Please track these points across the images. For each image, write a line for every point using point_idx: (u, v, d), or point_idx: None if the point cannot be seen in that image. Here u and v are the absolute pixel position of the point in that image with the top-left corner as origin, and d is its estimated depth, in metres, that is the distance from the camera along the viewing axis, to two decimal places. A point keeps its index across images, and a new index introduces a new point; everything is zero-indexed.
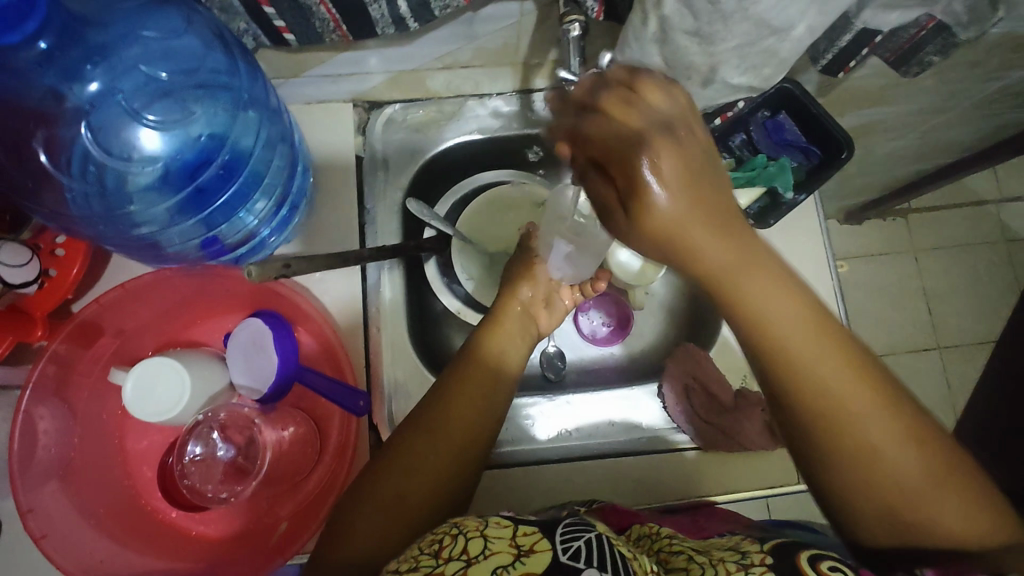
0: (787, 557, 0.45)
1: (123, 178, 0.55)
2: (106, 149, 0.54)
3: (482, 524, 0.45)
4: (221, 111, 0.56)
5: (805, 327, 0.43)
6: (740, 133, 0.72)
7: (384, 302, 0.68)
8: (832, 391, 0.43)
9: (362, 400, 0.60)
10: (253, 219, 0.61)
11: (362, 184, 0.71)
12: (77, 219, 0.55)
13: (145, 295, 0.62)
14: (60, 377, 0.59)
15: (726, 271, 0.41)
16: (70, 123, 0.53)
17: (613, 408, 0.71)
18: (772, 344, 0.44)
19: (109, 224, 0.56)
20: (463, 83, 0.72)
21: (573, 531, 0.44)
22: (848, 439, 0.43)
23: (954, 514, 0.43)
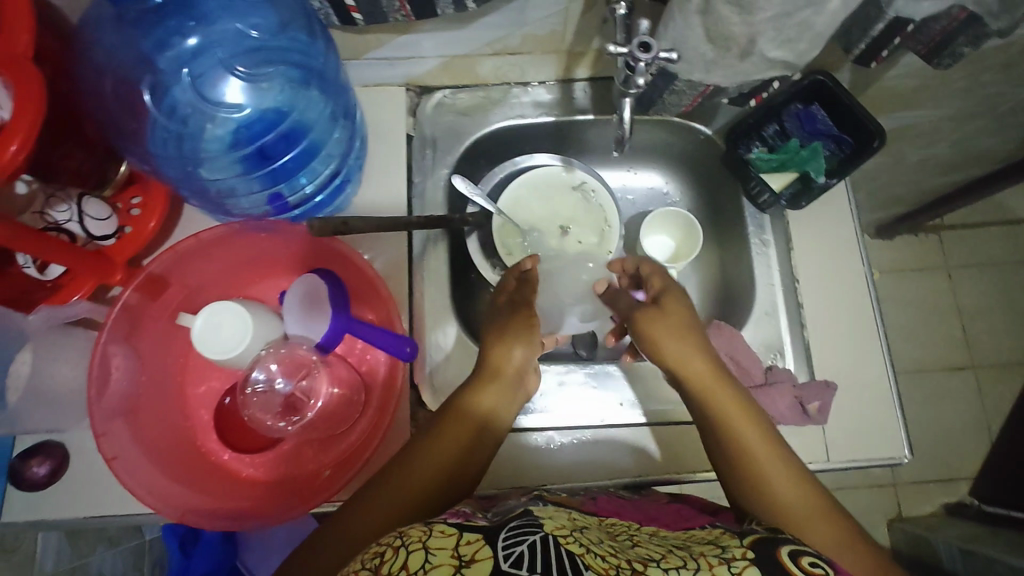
0: (767, 553, 0.49)
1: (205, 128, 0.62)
2: (197, 97, 0.62)
3: (425, 534, 0.48)
4: (296, 79, 0.63)
5: (749, 421, 0.59)
6: (773, 123, 0.75)
7: (429, 268, 0.73)
8: (764, 470, 0.57)
9: (408, 347, 0.61)
10: (309, 181, 0.68)
11: (411, 161, 0.76)
12: (162, 161, 0.62)
13: (214, 247, 0.67)
14: (132, 320, 0.64)
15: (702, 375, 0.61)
16: (170, 71, 0.61)
17: (613, 395, 0.72)
18: (719, 412, 0.60)
19: (186, 169, 0.63)
20: (509, 69, 0.77)
21: (516, 537, 0.47)
22: (770, 468, 0.57)
23: (822, 532, 0.54)
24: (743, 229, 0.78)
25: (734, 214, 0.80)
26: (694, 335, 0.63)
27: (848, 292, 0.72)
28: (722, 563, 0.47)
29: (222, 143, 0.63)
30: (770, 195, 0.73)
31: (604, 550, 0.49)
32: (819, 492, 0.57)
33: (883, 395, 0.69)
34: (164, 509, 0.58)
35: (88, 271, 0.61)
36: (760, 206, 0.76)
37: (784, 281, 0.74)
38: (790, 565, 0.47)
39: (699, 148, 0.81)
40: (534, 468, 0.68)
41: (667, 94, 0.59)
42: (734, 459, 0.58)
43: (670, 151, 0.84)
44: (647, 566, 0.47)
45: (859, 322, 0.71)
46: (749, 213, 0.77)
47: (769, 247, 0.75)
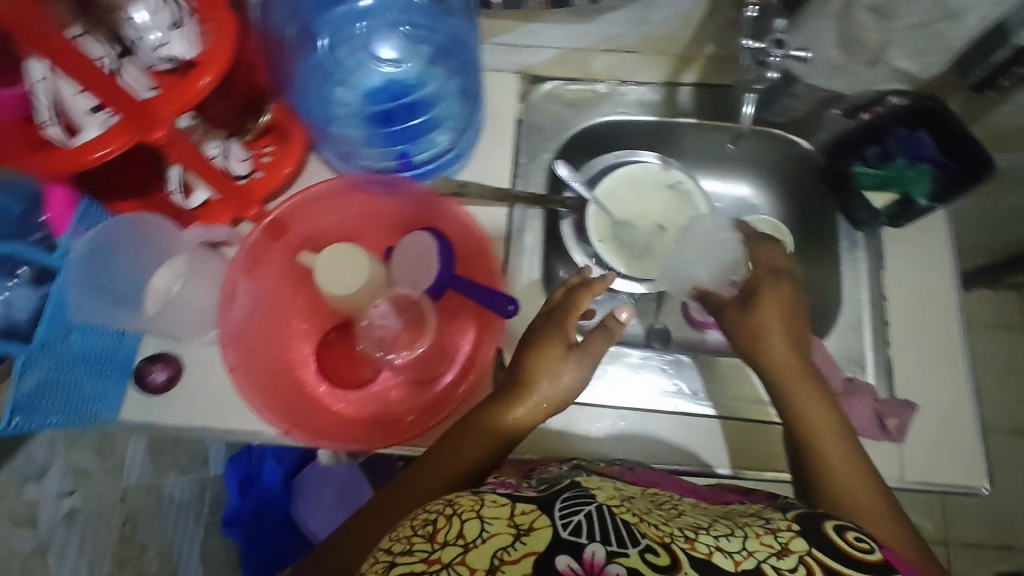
0: (813, 526, 0.47)
1: (353, 74, 0.70)
2: (356, 48, 0.70)
3: (478, 503, 0.45)
4: (446, 52, 0.71)
5: (827, 412, 0.59)
6: (876, 145, 0.75)
7: (525, 243, 0.77)
8: (830, 454, 0.57)
9: (510, 305, 0.65)
10: (429, 148, 0.75)
11: (519, 142, 0.80)
12: (309, 91, 0.68)
13: (337, 199, 0.74)
14: (259, 253, 0.71)
15: (782, 361, 0.61)
16: (342, 21, 0.69)
17: (664, 381, 0.74)
18: (791, 396, 0.60)
19: (325, 104, 0.69)
20: (621, 67, 0.81)
21: (571, 506, 0.45)
22: (827, 448, 0.57)
23: (891, 530, 0.52)
24: (835, 244, 0.79)
25: (827, 229, 0.81)
26: (796, 328, 0.64)
27: (939, 316, 0.72)
28: (769, 534, 0.46)
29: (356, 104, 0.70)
30: (869, 211, 0.74)
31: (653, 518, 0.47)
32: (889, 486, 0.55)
33: (965, 421, 0.68)
34: (274, 420, 0.64)
35: (231, 200, 0.67)
36: (855, 222, 0.77)
37: (872, 297, 0.74)
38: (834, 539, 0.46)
39: (795, 161, 0.83)
40: (598, 443, 0.69)
41: (786, 96, 0.62)
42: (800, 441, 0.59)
43: (765, 162, 0.86)
44: (697, 533, 0.46)
45: (947, 347, 0.71)
46: (842, 229, 0.79)
47: (859, 263, 0.76)
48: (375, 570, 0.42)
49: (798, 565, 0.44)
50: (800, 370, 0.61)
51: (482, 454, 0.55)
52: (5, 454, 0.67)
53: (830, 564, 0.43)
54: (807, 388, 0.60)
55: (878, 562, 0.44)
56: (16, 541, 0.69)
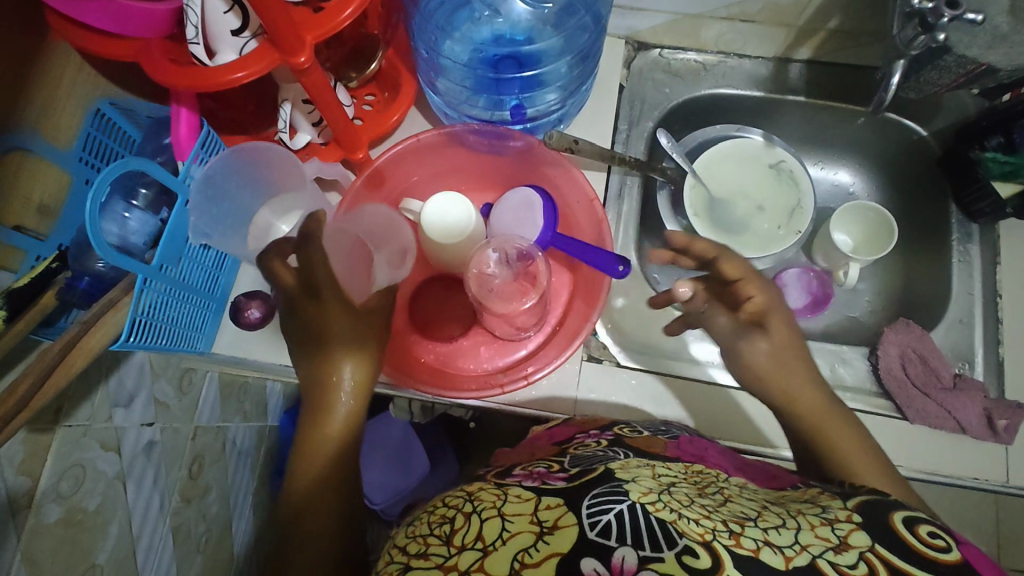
0: (877, 516, 0.42)
1: (480, 14, 0.70)
2: None
3: (500, 499, 0.44)
4: (578, 12, 0.70)
5: (849, 434, 0.53)
6: (997, 135, 0.69)
7: (624, 211, 0.75)
8: (843, 450, 0.52)
9: (622, 265, 0.62)
10: (536, 106, 0.72)
11: (621, 110, 0.79)
12: (429, 20, 0.70)
13: (442, 149, 0.73)
14: (362, 198, 0.70)
15: (781, 386, 0.57)
16: None
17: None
18: (786, 396, 0.57)
19: (438, 35, 0.69)
20: (733, 38, 0.78)
21: (605, 500, 0.41)
22: (838, 439, 0.53)
23: None
24: (947, 235, 0.76)
25: (936, 221, 0.77)
26: (806, 357, 0.59)
27: None
28: (826, 526, 0.41)
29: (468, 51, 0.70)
30: (992, 202, 0.70)
31: (695, 509, 0.42)
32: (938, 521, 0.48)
33: None
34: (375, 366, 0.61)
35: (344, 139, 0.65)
36: (971, 214, 0.74)
37: (984, 294, 0.71)
38: (904, 534, 0.40)
39: (906, 147, 0.80)
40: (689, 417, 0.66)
41: (928, 70, 0.59)
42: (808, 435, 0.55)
43: (871, 148, 0.83)
44: (745, 527, 0.41)
45: None
46: (956, 222, 0.75)
47: (971, 257, 0.73)
48: (392, 570, 0.43)
49: (859, 561, 0.38)
50: (811, 381, 0.57)
51: (314, 467, 0.54)
52: (102, 375, 0.68)
53: (896, 562, 0.37)
54: (817, 393, 0.56)
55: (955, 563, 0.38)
56: (104, 466, 0.69)
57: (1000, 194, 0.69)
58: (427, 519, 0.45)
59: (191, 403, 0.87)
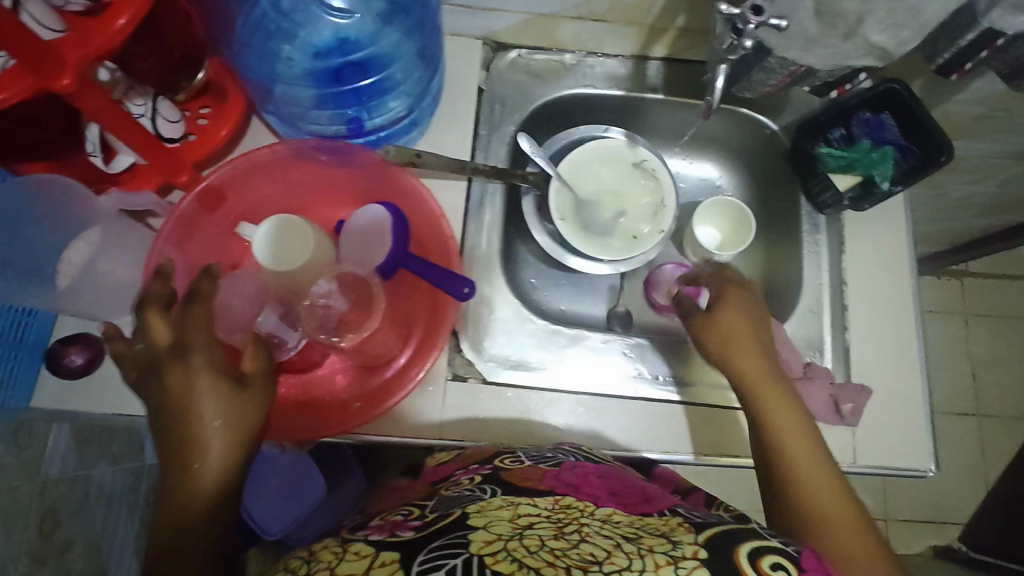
0: (723, 555, 0.44)
1: (302, 26, 0.64)
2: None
3: (337, 558, 0.44)
4: (402, 11, 0.66)
5: (801, 430, 0.58)
6: (839, 128, 0.76)
7: (484, 220, 0.73)
8: (794, 445, 0.57)
9: (467, 288, 0.60)
10: (382, 116, 0.69)
11: (479, 114, 0.76)
12: (243, 41, 0.63)
13: (278, 166, 0.67)
14: (189, 226, 0.64)
15: (747, 374, 0.61)
16: None
17: (626, 365, 0.72)
18: (753, 390, 0.60)
19: (261, 57, 0.63)
20: (588, 38, 0.78)
21: (439, 557, 0.41)
22: (794, 444, 0.57)
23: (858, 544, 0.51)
24: (797, 225, 0.78)
25: (788, 213, 0.80)
26: (761, 341, 0.64)
27: (894, 302, 0.72)
28: (670, 564, 0.42)
29: (302, 62, 0.64)
30: (833, 195, 0.73)
31: (539, 556, 0.41)
32: (856, 510, 0.54)
33: (918, 408, 0.69)
34: None
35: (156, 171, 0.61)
36: (818, 205, 0.76)
37: (830, 281, 0.74)
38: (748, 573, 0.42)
39: (762, 141, 0.81)
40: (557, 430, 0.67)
41: (756, 71, 0.59)
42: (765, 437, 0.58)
43: (730, 143, 0.84)
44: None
45: (902, 334, 0.71)
46: (804, 211, 0.78)
47: (820, 248, 0.76)
48: None
49: None
50: (768, 374, 0.61)
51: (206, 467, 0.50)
52: None
53: None
54: (778, 394, 0.60)
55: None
56: None
57: (835, 186, 0.72)
58: None
59: (32, 456, 0.78)
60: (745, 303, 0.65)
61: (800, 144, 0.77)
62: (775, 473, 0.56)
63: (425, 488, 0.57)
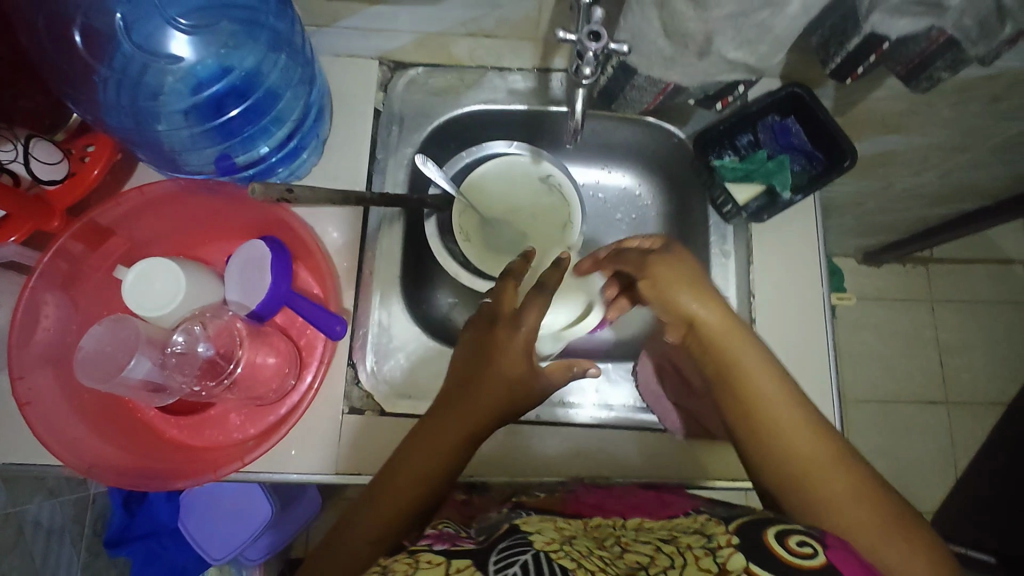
0: (753, 534, 0.45)
1: (150, 76, 0.59)
2: (140, 45, 0.58)
3: (411, 567, 0.41)
4: (243, 36, 0.59)
5: (780, 394, 0.54)
6: (747, 133, 0.73)
7: (380, 247, 0.71)
8: (774, 413, 0.53)
9: (339, 325, 0.61)
10: (267, 144, 0.64)
11: (376, 136, 0.74)
12: (104, 106, 0.58)
13: (158, 204, 0.65)
14: (68, 272, 0.63)
15: (718, 333, 0.56)
16: (105, 14, 0.57)
17: None
18: (769, 419, 0.53)
19: (132, 118, 0.58)
20: (486, 53, 0.76)
21: (508, 556, 0.42)
22: (794, 460, 0.52)
23: (869, 514, 0.50)
24: (706, 236, 0.77)
25: (699, 224, 0.79)
26: (703, 286, 0.58)
27: (805, 313, 0.71)
28: (708, 555, 0.43)
29: (173, 115, 0.59)
30: (733, 206, 0.72)
31: (592, 559, 0.43)
32: (853, 470, 0.52)
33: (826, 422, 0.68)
34: (78, 464, 0.57)
35: (23, 214, 0.59)
36: (724, 215, 0.75)
37: (739, 295, 0.73)
38: (778, 545, 0.43)
39: (672, 151, 0.79)
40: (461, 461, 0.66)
41: (629, 87, 0.59)
42: (781, 471, 0.52)
43: (643, 152, 0.82)
44: None
45: (811, 345, 0.70)
46: (713, 221, 0.77)
47: (729, 258, 0.75)
48: None
49: None
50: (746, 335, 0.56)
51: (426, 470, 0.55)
52: None
53: None
54: (798, 413, 0.53)
55: (816, 569, 0.41)
56: None
57: (735, 198, 0.71)
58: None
59: None
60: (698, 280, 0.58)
61: (699, 158, 0.73)
62: (801, 502, 0.51)
63: (458, 514, 0.56)
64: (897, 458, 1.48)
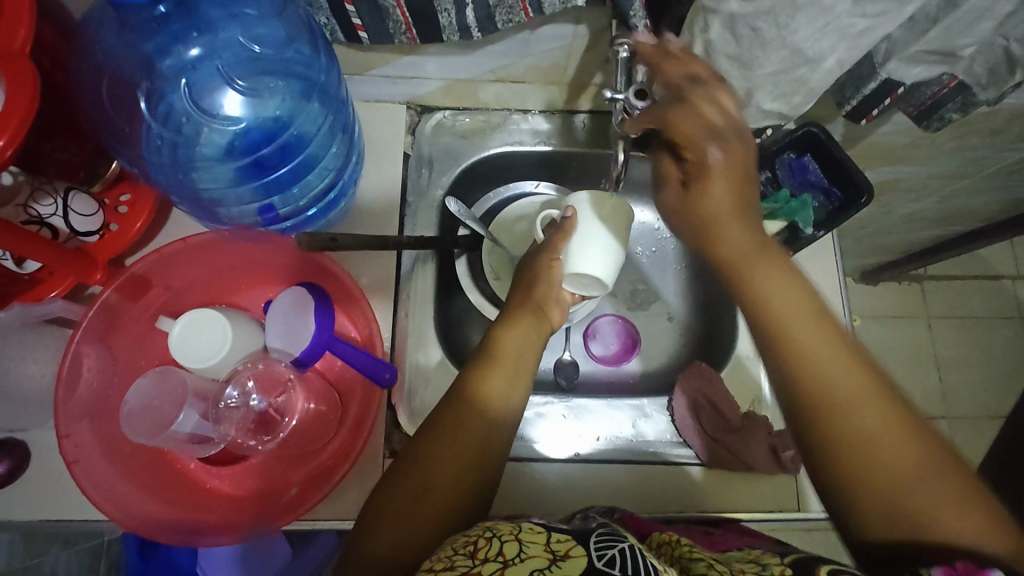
0: (805, 567, 0.45)
1: (199, 135, 0.59)
2: (196, 104, 0.59)
3: (516, 529, 0.44)
4: (292, 98, 0.61)
5: (804, 311, 0.50)
6: (765, 171, 0.76)
7: (415, 290, 0.72)
8: (802, 338, 0.49)
9: (388, 374, 0.62)
10: (303, 194, 0.66)
11: (406, 179, 0.75)
12: (150, 163, 0.58)
13: (200, 254, 0.65)
14: (109, 322, 0.63)
15: (739, 254, 0.53)
16: (167, 79, 0.58)
17: (570, 426, 0.73)
18: (790, 343, 0.49)
19: (176, 172, 0.59)
20: (511, 97, 0.78)
21: (607, 540, 0.43)
22: (818, 381, 0.47)
23: (893, 448, 0.44)
24: None
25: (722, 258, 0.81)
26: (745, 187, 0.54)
27: None
28: None
29: (221, 171, 0.60)
30: None
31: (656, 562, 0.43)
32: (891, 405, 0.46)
33: None
34: (126, 519, 0.57)
35: (69, 269, 0.59)
36: None
37: None
38: None
39: None
40: (509, 501, 0.67)
41: None
42: (807, 400, 0.47)
43: None
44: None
45: None
46: None
47: None
48: None
49: None
50: (784, 264, 0.52)
51: (470, 438, 0.56)
52: None
53: None
54: (835, 346, 0.48)
55: None
56: None
57: None
58: (446, 548, 0.43)
59: None
60: (735, 173, 0.52)
61: None
62: (816, 420, 0.47)
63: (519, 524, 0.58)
64: None
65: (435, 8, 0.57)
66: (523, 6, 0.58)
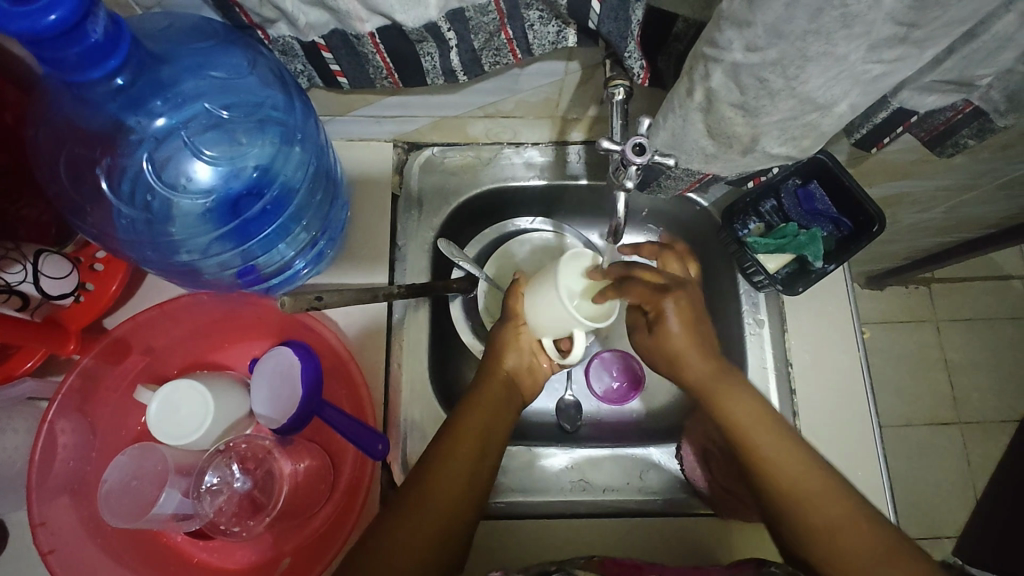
0: None
1: (170, 206, 0.56)
2: (160, 178, 0.55)
3: None
4: (268, 145, 0.57)
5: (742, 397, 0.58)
6: (770, 199, 0.72)
7: (408, 338, 0.69)
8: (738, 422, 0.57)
9: (382, 443, 0.57)
10: (291, 250, 0.63)
11: (395, 223, 0.72)
12: (122, 241, 0.55)
13: (177, 316, 0.62)
14: (85, 392, 0.59)
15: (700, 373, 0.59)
16: (131, 153, 0.54)
17: (573, 475, 0.70)
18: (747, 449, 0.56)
19: (154, 249, 0.56)
20: (502, 130, 0.74)
21: None
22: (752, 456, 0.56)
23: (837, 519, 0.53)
24: (736, 303, 0.76)
25: (727, 291, 0.77)
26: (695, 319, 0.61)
27: (842, 378, 0.70)
28: None
29: (199, 237, 0.56)
30: (766, 277, 0.71)
31: None
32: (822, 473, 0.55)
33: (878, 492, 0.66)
34: None
35: (38, 342, 0.56)
36: (755, 284, 0.75)
37: (777, 364, 0.72)
38: None
39: (694, 219, 0.79)
40: (521, 555, 0.64)
41: (665, 177, 0.62)
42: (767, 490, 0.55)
43: (662, 217, 0.81)
44: None
45: (853, 414, 0.69)
46: (743, 289, 0.76)
47: (763, 327, 0.74)
48: None
49: None
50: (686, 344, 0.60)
51: (463, 475, 0.56)
52: None
53: None
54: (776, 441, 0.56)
55: None
56: None
57: (766, 268, 0.71)
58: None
59: None
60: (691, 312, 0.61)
61: (726, 227, 0.74)
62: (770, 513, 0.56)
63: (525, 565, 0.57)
64: (915, 483, 1.46)
65: (418, 53, 0.53)
66: (510, 48, 0.54)
